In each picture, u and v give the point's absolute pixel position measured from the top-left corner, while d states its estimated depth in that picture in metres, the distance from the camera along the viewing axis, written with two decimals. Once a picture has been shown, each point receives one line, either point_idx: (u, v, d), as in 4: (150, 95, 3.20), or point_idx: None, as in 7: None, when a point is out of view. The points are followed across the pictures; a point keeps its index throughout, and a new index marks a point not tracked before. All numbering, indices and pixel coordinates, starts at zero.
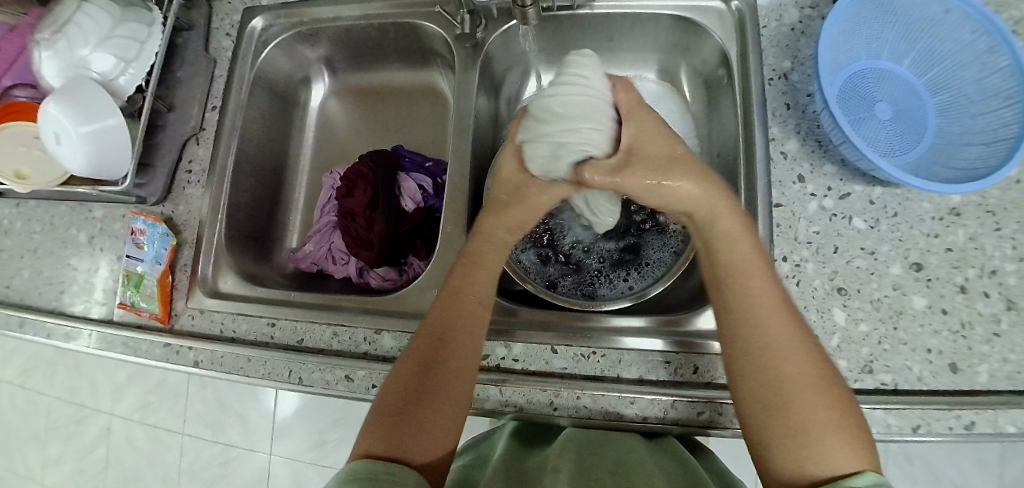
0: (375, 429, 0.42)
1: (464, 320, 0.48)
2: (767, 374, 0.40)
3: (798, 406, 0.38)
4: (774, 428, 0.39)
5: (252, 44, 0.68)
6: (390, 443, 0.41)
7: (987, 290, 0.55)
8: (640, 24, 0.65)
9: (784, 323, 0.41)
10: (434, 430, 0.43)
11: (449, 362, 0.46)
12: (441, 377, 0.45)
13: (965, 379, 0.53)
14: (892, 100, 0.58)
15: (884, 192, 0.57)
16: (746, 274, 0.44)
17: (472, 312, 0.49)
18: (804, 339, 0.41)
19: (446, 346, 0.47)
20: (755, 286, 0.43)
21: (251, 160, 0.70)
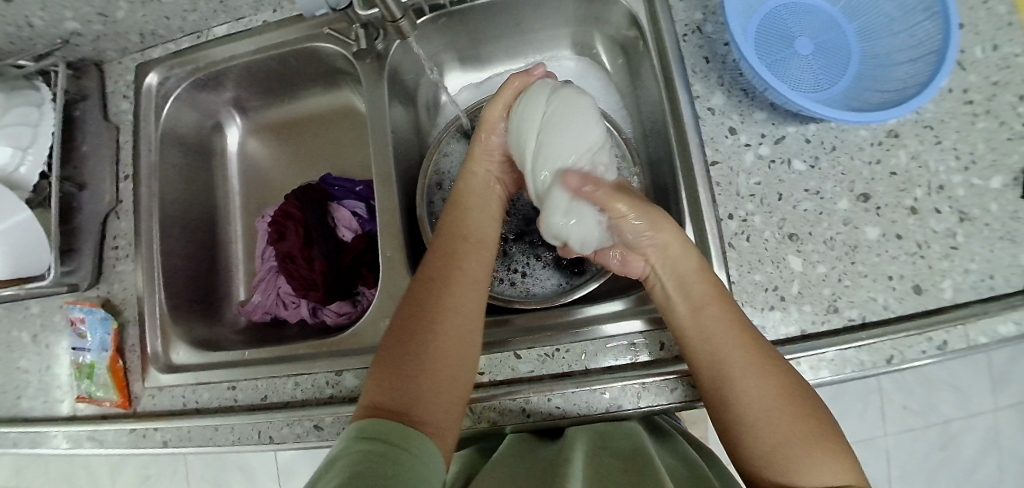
0: (382, 380, 0.44)
1: (459, 273, 0.50)
2: (746, 408, 0.43)
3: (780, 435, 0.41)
4: (768, 455, 0.42)
5: (152, 101, 0.65)
6: (398, 394, 0.43)
7: (939, 206, 0.54)
8: (544, 3, 0.62)
9: (751, 355, 0.44)
10: (434, 392, 0.44)
11: (447, 315, 0.47)
12: (437, 328, 0.47)
13: (931, 298, 0.52)
14: (812, 34, 0.56)
15: (818, 128, 0.55)
16: (710, 313, 0.46)
17: (469, 267, 0.51)
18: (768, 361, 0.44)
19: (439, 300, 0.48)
20: (717, 325, 0.45)
21: (180, 222, 0.67)
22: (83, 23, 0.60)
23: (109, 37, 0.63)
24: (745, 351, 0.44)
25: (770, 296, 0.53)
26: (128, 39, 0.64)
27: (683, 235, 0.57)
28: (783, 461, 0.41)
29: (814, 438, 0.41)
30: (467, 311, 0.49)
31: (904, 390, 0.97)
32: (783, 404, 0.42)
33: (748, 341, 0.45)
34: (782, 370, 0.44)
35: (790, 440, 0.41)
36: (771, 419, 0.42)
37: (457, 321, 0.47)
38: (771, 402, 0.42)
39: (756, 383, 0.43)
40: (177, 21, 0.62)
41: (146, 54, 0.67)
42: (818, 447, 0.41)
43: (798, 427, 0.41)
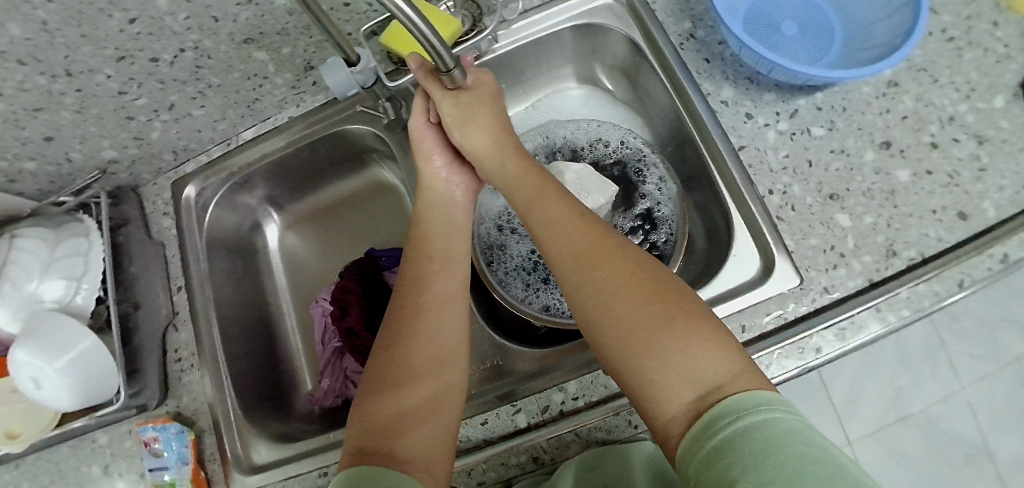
0: (359, 424, 0.44)
1: (432, 299, 0.50)
2: (600, 311, 0.43)
3: (648, 328, 0.40)
4: (631, 355, 0.40)
5: (192, 212, 0.67)
6: (377, 436, 0.43)
7: (956, 136, 0.57)
8: (542, 48, 0.67)
9: (586, 258, 0.45)
10: (417, 416, 0.44)
11: (416, 341, 0.47)
12: (404, 359, 0.47)
13: (977, 221, 0.54)
14: (794, 17, 0.61)
15: (825, 95, 0.59)
16: (550, 221, 0.48)
17: (439, 292, 0.51)
18: (601, 255, 0.45)
19: (410, 330, 0.48)
20: (560, 232, 0.47)
21: (236, 321, 0.68)
22: (122, 150, 0.64)
23: (145, 160, 0.67)
24: (561, 231, 0.47)
25: (831, 255, 0.54)
26: (162, 159, 0.68)
27: (729, 219, 0.59)
28: (629, 348, 0.40)
29: (665, 324, 0.40)
30: (452, 326, 0.49)
31: (965, 339, 0.97)
32: (614, 293, 0.42)
33: (595, 246, 0.46)
34: (635, 266, 0.44)
35: (628, 342, 0.40)
36: (591, 311, 0.43)
37: (427, 343, 0.48)
38: (610, 297, 0.42)
39: (584, 288, 0.44)
40: (207, 132, 0.67)
41: (180, 169, 0.70)
42: (672, 332, 0.39)
43: (626, 314, 0.41)
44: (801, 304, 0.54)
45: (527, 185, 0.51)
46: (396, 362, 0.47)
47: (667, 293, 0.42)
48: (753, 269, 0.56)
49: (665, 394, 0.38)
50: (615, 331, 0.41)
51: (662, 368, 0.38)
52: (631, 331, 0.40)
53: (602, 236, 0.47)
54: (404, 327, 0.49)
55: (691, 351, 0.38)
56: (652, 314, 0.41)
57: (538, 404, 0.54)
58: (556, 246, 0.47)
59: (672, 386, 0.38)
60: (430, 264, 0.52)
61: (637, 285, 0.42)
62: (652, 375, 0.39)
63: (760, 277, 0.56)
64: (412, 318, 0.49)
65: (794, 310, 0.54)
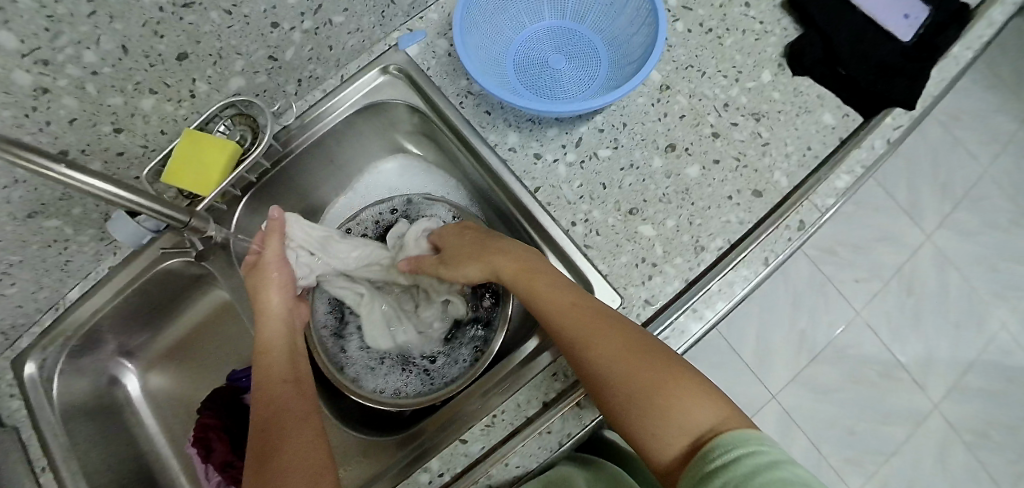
0: None
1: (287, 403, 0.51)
2: (591, 365, 0.47)
3: (671, 419, 0.44)
4: (631, 409, 0.45)
5: (39, 389, 0.63)
6: None
7: (734, 120, 0.61)
8: (344, 134, 0.68)
9: (599, 325, 0.48)
10: None
11: (280, 442, 0.47)
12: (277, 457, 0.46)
13: (772, 194, 0.58)
14: (557, 49, 0.64)
15: (604, 116, 0.61)
16: (562, 314, 0.50)
17: (290, 393, 0.52)
18: (600, 320, 0.49)
19: (275, 435, 0.48)
20: (552, 299, 0.51)
21: (115, 482, 0.65)
22: None
23: None
24: (561, 306, 0.50)
25: (644, 268, 0.56)
26: None
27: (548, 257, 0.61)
28: (631, 401, 0.45)
29: (659, 377, 0.45)
30: (308, 424, 0.50)
31: (849, 266, 1.13)
32: (620, 353, 0.47)
33: (589, 307, 0.50)
34: (618, 323, 0.49)
35: (633, 391, 0.45)
36: (611, 366, 0.46)
37: (299, 435, 0.48)
38: (609, 353, 0.47)
39: (598, 340, 0.47)
40: (30, 304, 0.64)
41: (13, 348, 0.66)
42: (669, 387, 0.45)
43: (638, 374, 0.46)
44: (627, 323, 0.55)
45: (527, 275, 0.54)
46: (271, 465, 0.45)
47: (652, 344, 0.48)
48: None
49: (672, 444, 0.43)
50: (618, 388, 0.45)
51: (664, 426, 0.44)
52: (635, 391, 0.45)
53: (589, 302, 0.51)
54: (266, 435, 0.48)
55: (690, 404, 0.44)
56: (648, 372, 0.46)
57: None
58: (560, 318, 0.50)
59: (669, 430, 0.44)
60: (271, 372, 0.54)
61: (633, 346, 0.47)
62: (651, 432, 0.44)
63: None
64: (275, 425, 0.49)
65: None
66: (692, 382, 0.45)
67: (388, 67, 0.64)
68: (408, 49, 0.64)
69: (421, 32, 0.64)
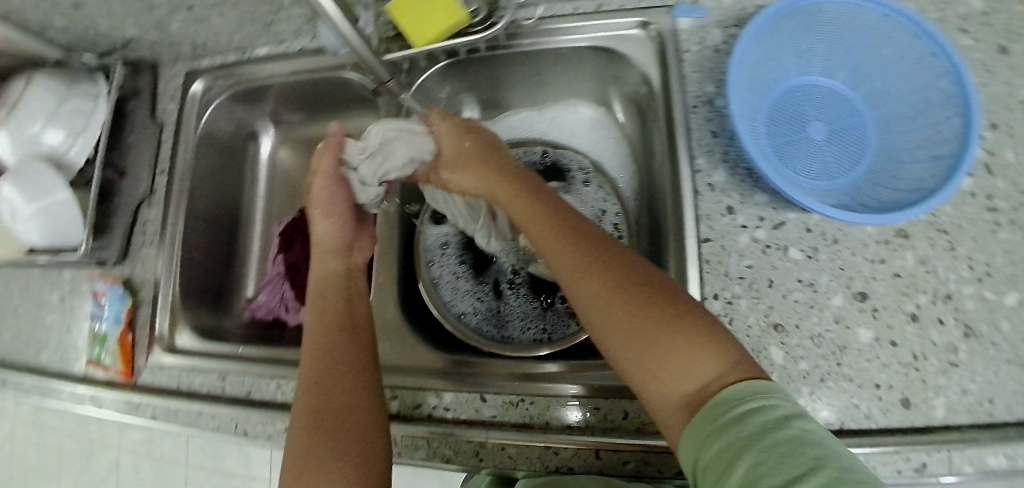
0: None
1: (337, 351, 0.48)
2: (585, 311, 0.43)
3: (677, 376, 0.37)
4: (630, 362, 0.39)
5: (196, 107, 0.70)
6: None
7: (943, 317, 0.51)
8: (563, 59, 0.62)
9: (583, 269, 0.44)
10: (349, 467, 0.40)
11: (330, 398, 0.44)
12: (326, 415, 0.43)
13: (919, 415, 0.49)
14: (828, 118, 0.54)
15: (822, 218, 0.53)
16: (548, 249, 0.46)
17: (342, 339, 0.49)
18: (587, 261, 0.44)
19: (326, 386, 0.45)
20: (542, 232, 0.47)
21: (207, 217, 0.72)
22: (143, 30, 0.65)
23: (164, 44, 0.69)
24: (562, 239, 0.46)
25: None
26: (180, 48, 0.70)
27: None
28: (643, 363, 0.39)
29: (659, 334, 0.39)
30: (361, 375, 0.46)
31: None
32: (621, 303, 0.41)
33: (572, 242, 0.45)
34: (620, 264, 0.43)
35: (626, 342, 0.40)
36: (611, 321, 0.41)
37: (349, 389, 0.45)
38: (600, 303, 0.42)
39: (584, 295, 0.43)
40: (226, 37, 0.67)
41: (196, 61, 0.72)
42: (667, 331, 0.39)
43: (637, 330, 0.39)
44: None
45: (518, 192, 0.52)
46: (318, 424, 0.43)
47: (649, 289, 0.41)
48: None
49: (683, 390, 0.37)
50: (613, 343, 0.40)
51: (669, 377, 0.38)
52: (635, 348, 0.39)
53: (591, 238, 0.46)
54: (317, 380, 0.46)
55: (691, 351, 0.38)
56: (638, 319, 0.40)
57: (413, 399, 0.56)
58: (552, 253, 0.46)
59: (687, 390, 0.37)
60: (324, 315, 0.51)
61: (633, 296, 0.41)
62: (659, 389, 0.38)
63: None
64: (324, 371, 0.46)
65: None
66: (689, 333, 0.38)
67: (649, 25, 0.57)
68: (680, 19, 0.56)
69: (702, 11, 0.56)
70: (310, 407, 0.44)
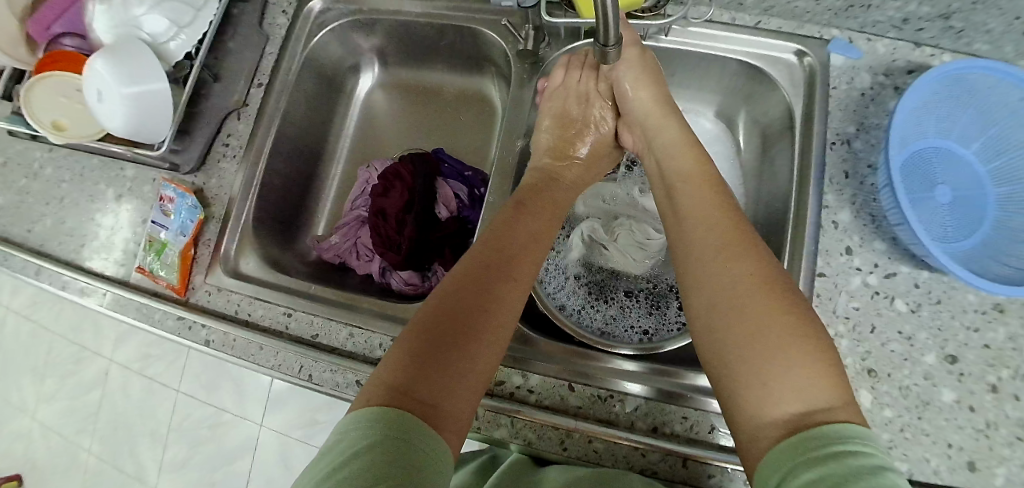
0: (407, 354, 0.39)
1: (515, 260, 0.47)
2: (710, 293, 0.41)
3: (777, 384, 0.34)
4: (737, 350, 0.37)
5: (308, 26, 0.67)
6: (420, 375, 0.37)
7: (1019, 393, 0.52)
8: (706, 65, 0.64)
9: (735, 246, 0.41)
10: (468, 370, 0.39)
11: (491, 297, 0.43)
12: (481, 306, 0.42)
13: (982, 479, 0.50)
14: (953, 184, 0.56)
15: (931, 276, 0.55)
16: (700, 222, 0.44)
17: (524, 251, 0.48)
18: (743, 244, 0.41)
19: (491, 281, 0.44)
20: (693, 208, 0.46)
21: (291, 142, 0.69)
22: None
23: None
24: (703, 212, 0.45)
25: None
26: None
27: None
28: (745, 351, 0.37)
29: (778, 333, 0.36)
30: (516, 296, 0.45)
31: None
32: (748, 291, 0.39)
33: (728, 225, 0.43)
34: (764, 255, 0.41)
35: (748, 331, 0.37)
36: (723, 304, 0.39)
37: (505, 302, 0.44)
38: (740, 288, 0.39)
39: (732, 271, 0.40)
40: None
41: None
42: (787, 345, 0.35)
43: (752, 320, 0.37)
44: None
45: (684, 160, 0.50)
46: (471, 308, 0.42)
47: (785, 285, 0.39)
48: None
49: (779, 408, 0.34)
50: (730, 324, 0.38)
51: (771, 385, 0.35)
52: (751, 339, 0.37)
53: (735, 225, 0.43)
54: (488, 270, 0.45)
55: (802, 372, 0.34)
56: (766, 315, 0.37)
57: (496, 375, 0.55)
58: (700, 231, 0.44)
59: (786, 408, 0.34)
60: (520, 221, 0.50)
61: (762, 283, 0.39)
62: (750, 390, 0.36)
63: None
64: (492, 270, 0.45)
65: None
66: (816, 355, 0.35)
67: (805, 55, 0.59)
68: (834, 54, 0.58)
69: (858, 52, 0.58)
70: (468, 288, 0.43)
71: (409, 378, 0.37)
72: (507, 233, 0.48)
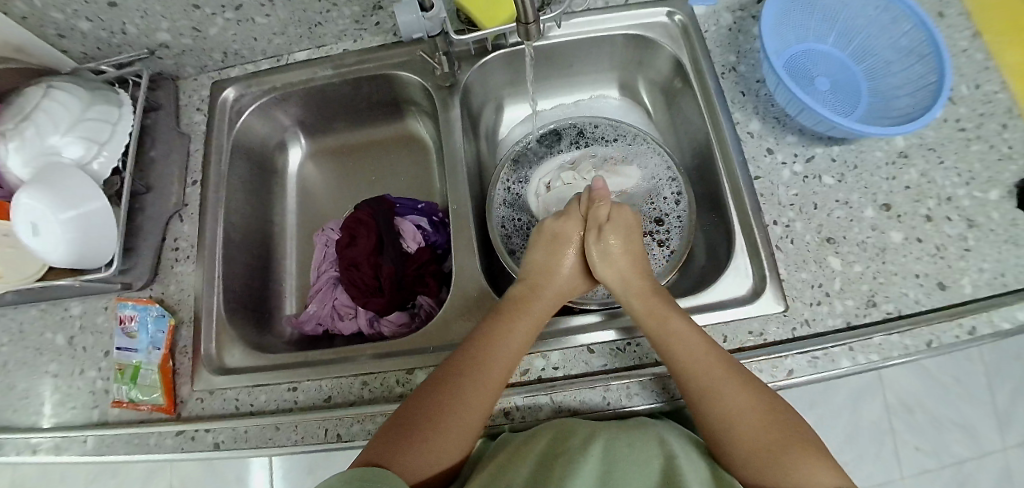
0: (385, 436, 0.47)
1: (502, 346, 0.51)
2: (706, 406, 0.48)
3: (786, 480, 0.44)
4: (747, 461, 0.46)
5: (227, 115, 0.69)
6: (392, 452, 0.46)
7: (949, 215, 0.61)
8: (596, 46, 0.71)
9: (713, 358, 0.49)
10: (438, 442, 0.47)
11: (465, 387, 0.49)
12: (458, 394, 0.48)
13: (954, 293, 0.58)
14: (828, 74, 0.67)
15: (841, 149, 0.64)
16: (689, 339, 0.50)
17: (509, 339, 0.52)
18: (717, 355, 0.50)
19: (464, 375, 0.49)
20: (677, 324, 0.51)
21: (241, 229, 0.68)
22: (177, 35, 0.65)
23: (194, 53, 0.68)
24: (688, 329, 0.51)
25: (817, 292, 0.58)
26: (212, 57, 0.70)
27: (732, 242, 0.62)
28: (759, 463, 0.45)
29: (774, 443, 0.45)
30: (495, 380, 0.50)
31: (925, 431, 1.02)
32: (747, 413, 0.47)
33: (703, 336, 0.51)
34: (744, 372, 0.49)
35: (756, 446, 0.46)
36: (727, 426, 0.47)
37: (480, 386, 0.49)
38: (739, 407, 0.47)
39: (727, 393, 0.47)
40: (262, 43, 0.69)
41: (224, 72, 0.72)
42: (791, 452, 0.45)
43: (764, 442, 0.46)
44: (781, 329, 0.56)
45: (657, 306, 0.53)
46: (449, 396, 0.48)
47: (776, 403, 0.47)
48: (742, 289, 0.60)
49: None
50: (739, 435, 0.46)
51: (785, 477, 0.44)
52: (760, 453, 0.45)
53: (709, 345, 0.50)
54: (473, 361, 0.50)
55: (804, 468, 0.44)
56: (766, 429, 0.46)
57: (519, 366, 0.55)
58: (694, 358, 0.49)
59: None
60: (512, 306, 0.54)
61: (760, 402, 0.47)
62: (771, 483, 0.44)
63: (751, 295, 0.59)
64: (472, 360, 0.50)
65: (774, 333, 0.56)
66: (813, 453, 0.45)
67: (675, 13, 0.69)
68: (697, 6, 0.68)
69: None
70: (448, 380, 0.50)
71: (378, 451, 0.46)
72: (494, 329, 0.52)
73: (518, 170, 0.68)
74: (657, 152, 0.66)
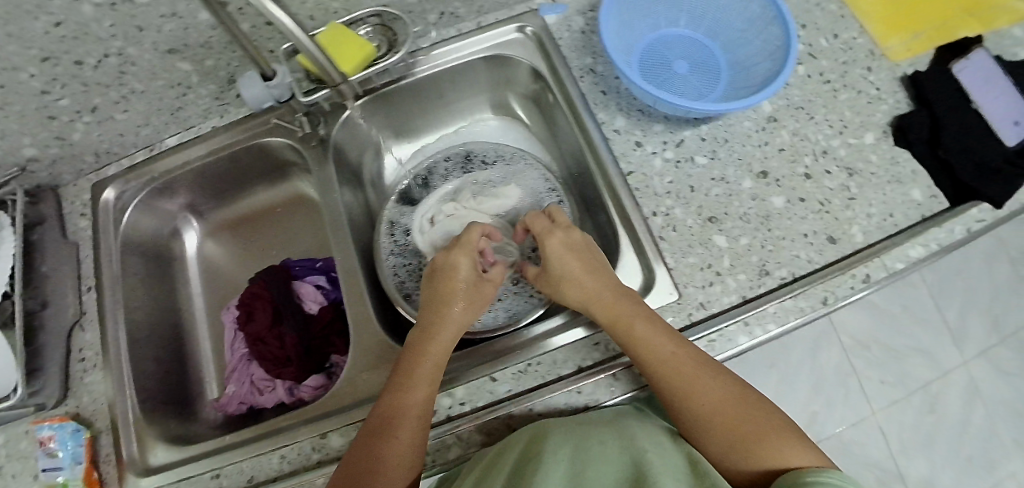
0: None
1: (418, 371, 0.51)
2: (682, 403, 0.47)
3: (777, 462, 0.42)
4: (736, 450, 0.44)
5: (110, 215, 0.69)
6: None
7: (828, 168, 0.62)
8: (460, 74, 0.72)
9: (680, 352, 0.48)
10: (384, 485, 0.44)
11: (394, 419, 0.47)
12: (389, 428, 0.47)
13: (846, 244, 0.58)
14: (687, 55, 0.67)
15: (709, 127, 0.64)
16: (657, 338, 0.49)
17: (425, 361, 0.52)
18: (683, 350, 0.49)
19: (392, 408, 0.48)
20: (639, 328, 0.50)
21: (145, 325, 0.69)
22: (41, 148, 0.65)
23: (66, 160, 0.69)
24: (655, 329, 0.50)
25: (707, 273, 0.58)
26: (85, 160, 0.70)
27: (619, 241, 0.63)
28: (745, 449, 0.43)
29: (754, 426, 0.44)
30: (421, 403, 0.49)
31: (882, 366, 1.03)
32: (724, 403, 0.46)
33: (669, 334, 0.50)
34: (710, 364, 0.49)
35: (739, 433, 0.44)
36: (707, 418, 0.46)
37: (410, 414, 0.47)
38: (713, 396, 0.46)
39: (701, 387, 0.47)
40: (131, 137, 0.69)
41: (102, 172, 0.72)
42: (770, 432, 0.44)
43: (748, 418, 0.45)
44: (677, 318, 0.56)
45: (620, 312, 0.52)
46: (382, 435, 0.46)
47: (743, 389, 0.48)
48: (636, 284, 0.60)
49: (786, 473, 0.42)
50: (717, 425, 0.45)
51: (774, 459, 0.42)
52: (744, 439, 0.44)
53: (679, 341, 0.50)
54: (395, 393, 0.49)
55: (790, 446, 0.43)
56: (743, 414, 0.45)
57: None
58: (661, 357, 0.48)
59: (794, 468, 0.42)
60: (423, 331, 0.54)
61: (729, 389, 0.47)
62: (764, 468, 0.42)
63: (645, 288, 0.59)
64: (395, 391, 0.49)
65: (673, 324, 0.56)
66: (790, 430, 0.44)
67: (526, 27, 0.69)
68: (547, 16, 0.68)
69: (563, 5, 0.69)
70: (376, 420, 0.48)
71: None
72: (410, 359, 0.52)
73: (402, 214, 0.69)
74: (534, 167, 0.69)
